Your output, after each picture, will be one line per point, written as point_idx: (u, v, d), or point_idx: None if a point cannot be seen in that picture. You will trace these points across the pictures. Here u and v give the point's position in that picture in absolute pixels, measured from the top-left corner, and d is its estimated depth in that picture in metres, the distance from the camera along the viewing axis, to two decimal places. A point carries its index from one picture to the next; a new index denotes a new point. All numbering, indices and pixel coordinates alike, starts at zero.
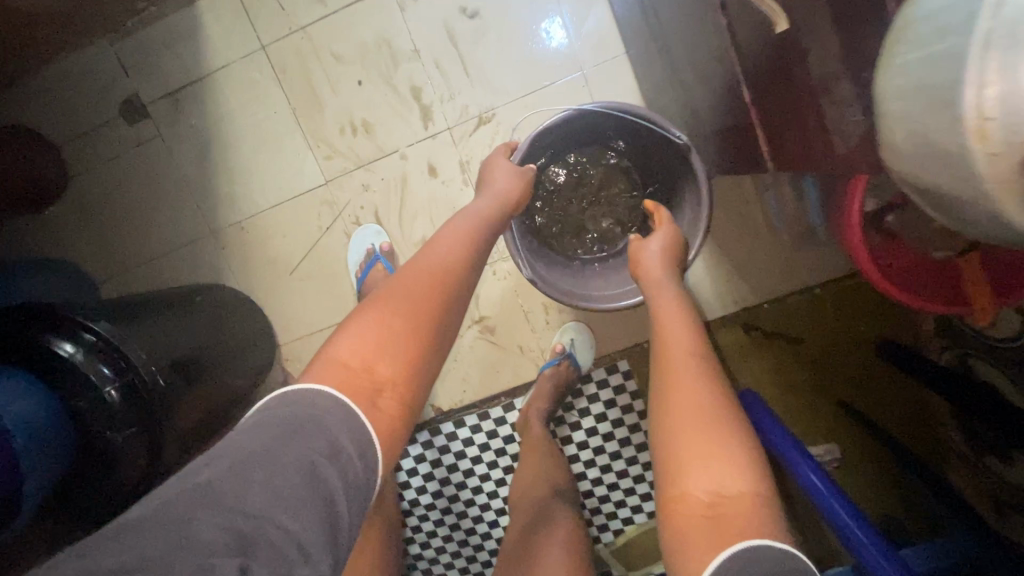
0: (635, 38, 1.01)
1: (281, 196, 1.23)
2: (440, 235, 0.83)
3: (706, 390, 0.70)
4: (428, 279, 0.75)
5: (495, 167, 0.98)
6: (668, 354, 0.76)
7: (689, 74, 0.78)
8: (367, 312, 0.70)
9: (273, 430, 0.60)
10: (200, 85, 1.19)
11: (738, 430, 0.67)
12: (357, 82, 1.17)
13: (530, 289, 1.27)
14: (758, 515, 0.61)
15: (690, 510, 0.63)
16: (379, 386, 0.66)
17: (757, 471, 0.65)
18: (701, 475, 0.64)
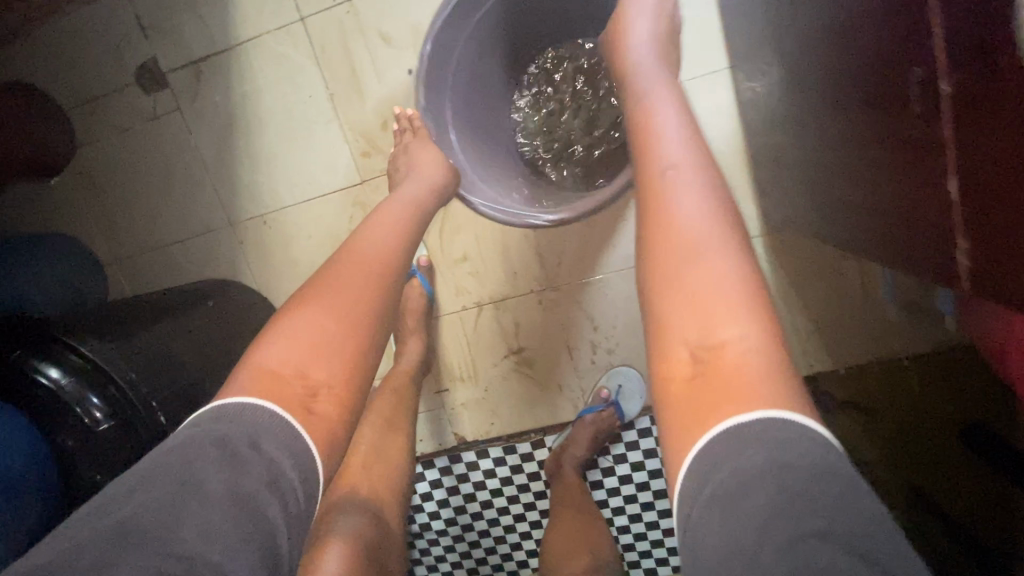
0: (752, 55, 0.82)
1: (311, 191, 1.08)
2: (376, 217, 0.69)
3: (695, 207, 0.52)
4: (368, 273, 0.60)
5: (428, 153, 0.86)
6: (648, 170, 0.56)
7: (845, 126, 0.61)
8: (295, 316, 0.55)
9: (207, 450, 0.46)
10: (226, 57, 1.03)
11: (736, 255, 0.49)
12: (406, 70, 1.00)
13: (578, 321, 1.12)
14: (770, 375, 0.43)
15: (675, 376, 0.47)
16: (315, 392, 0.52)
17: (761, 307, 0.47)
18: (683, 323, 0.47)
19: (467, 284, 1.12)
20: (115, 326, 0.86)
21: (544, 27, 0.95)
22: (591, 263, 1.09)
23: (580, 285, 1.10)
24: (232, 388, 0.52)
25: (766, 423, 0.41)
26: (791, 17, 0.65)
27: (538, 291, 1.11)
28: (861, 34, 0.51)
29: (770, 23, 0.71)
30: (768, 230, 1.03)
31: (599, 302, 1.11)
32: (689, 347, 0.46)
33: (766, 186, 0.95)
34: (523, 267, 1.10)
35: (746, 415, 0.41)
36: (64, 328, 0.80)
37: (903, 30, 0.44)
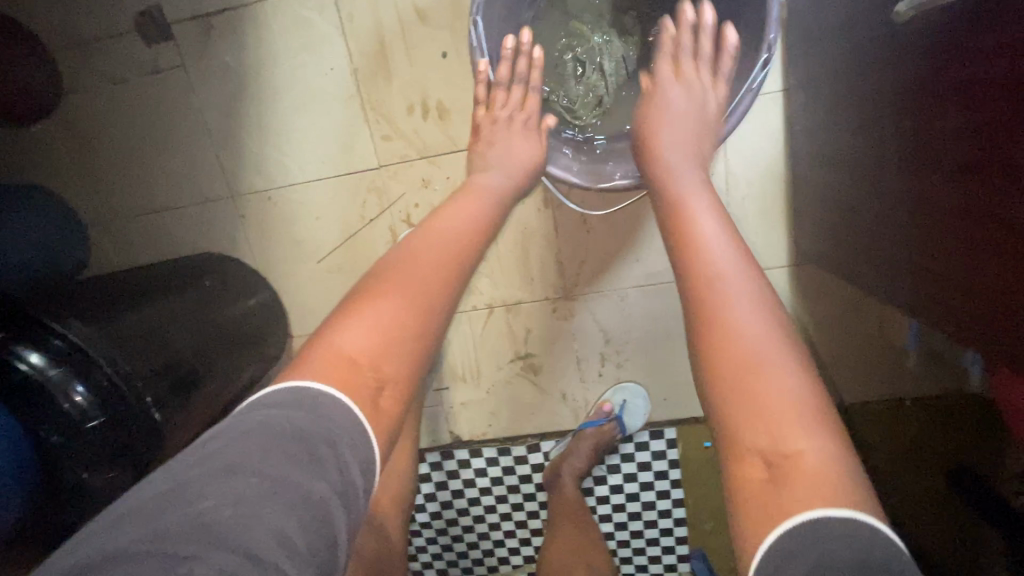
0: (813, 84, 0.78)
1: (322, 171, 1.01)
2: (460, 200, 0.67)
3: (753, 309, 0.51)
4: (439, 268, 0.58)
5: (515, 138, 0.75)
6: (698, 271, 0.54)
7: (923, 190, 0.58)
8: (367, 306, 0.54)
9: (286, 444, 0.44)
10: (242, 14, 0.93)
11: (797, 366, 0.48)
12: (440, 54, 0.92)
13: (589, 332, 1.09)
14: (842, 481, 0.42)
15: (748, 479, 0.45)
16: (382, 385, 0.51)
17: (824, 413, 0.46)
18: (750, 424, 0.46)
19: (479, 284, 1.08)
20: (97, 306, 0.79)
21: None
22: (610, 275, 1.05)
23: (597, 296, 1.07)
24: (305, 371, 0.49)
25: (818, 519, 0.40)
26: (876, 60, 0.61)
27: (553, 298, 1.08)
28: (979, 103, 0.47)
29: (850, 62, 0.67)
30: (796, 263, 0.97)
31: (613, 316, 1.08)
32: (762, 454, 0.45)
33: (802, 219, 0.91)
34: (540, 272, 1.06)
35: (811, 506, 0.41)
36: (41, 307, 0.72)
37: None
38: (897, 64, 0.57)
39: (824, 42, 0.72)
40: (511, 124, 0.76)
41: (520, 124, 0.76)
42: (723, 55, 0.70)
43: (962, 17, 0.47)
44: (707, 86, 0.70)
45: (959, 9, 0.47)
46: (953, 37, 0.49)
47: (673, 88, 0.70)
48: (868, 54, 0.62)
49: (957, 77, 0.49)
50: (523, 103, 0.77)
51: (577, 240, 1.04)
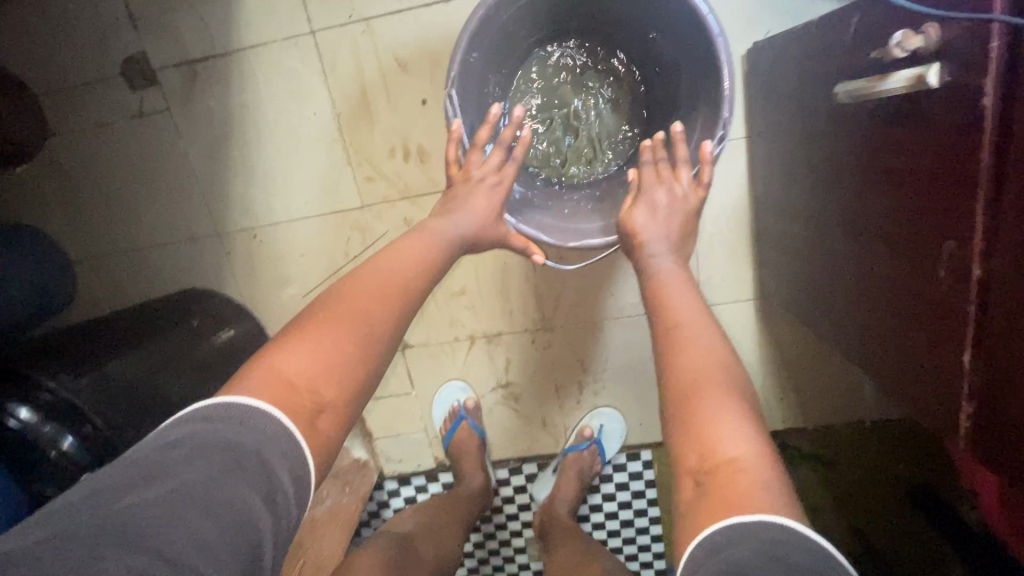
0: (772, 135, 0.83)
1: (307, 211, 1.04)
2: (428, 222, 0.66)
3: (707, 341, 0.54)
4: (388, 296, 0.58)
5: (476, 193, 0.67)
6: (666, 322, 0.57)
7: (865, 253, 0.62)
8: (309, 334, 0.53)
9: (211, 454, 0.43)
10: (226, 62, 0.96)
11: (738, 402, 0.49)
12: (420, 101, 0.95)
13: (567, 361, 1.14)
14: (763, 481, 0.43)
15: (684, 499, 0.47)
16: (321, 409, 0.50)
17: (767, 447, 0.46)
18: (686, 443, 0.48)
19: (461, 317, 1.12)
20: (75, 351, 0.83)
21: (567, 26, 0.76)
22: (585, 306, 1.09)
23: (575, 329, 1.11)
24: (238, 387, 0.49)
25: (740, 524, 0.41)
26: (824, 128, 0.66)
27: (531, 330, 1.12)
28: (912, 186, 0.52)
29: (803, 124, 0.71)
30: (760, 296, 1.02)
31: (590, 346, 1.12)
32: (694, 473, 0.46)
33: (765, 257, 0.96)
34: (519, 305, 1.10)
35: (734, 508, 0.42)
36: (25, 365, 0.77)
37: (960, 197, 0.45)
38: (841, 136, 0.62)
39: (782, 103, 0.77)
40: (479, 187, 0.68)
41: (486, 187, 0.67)
42: (703, 167, 0.66)
43: (893, 110, 0.52)
44: (686, 192, 0.67)
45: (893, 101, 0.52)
46: (888, 125, 0.53)
47: (655, 193, 0.67)
48: (818, 122, 0.67)
49: (892, 159, 0.54)
50: (498, 170, 0.69)
51: (553, 276, 1.08)
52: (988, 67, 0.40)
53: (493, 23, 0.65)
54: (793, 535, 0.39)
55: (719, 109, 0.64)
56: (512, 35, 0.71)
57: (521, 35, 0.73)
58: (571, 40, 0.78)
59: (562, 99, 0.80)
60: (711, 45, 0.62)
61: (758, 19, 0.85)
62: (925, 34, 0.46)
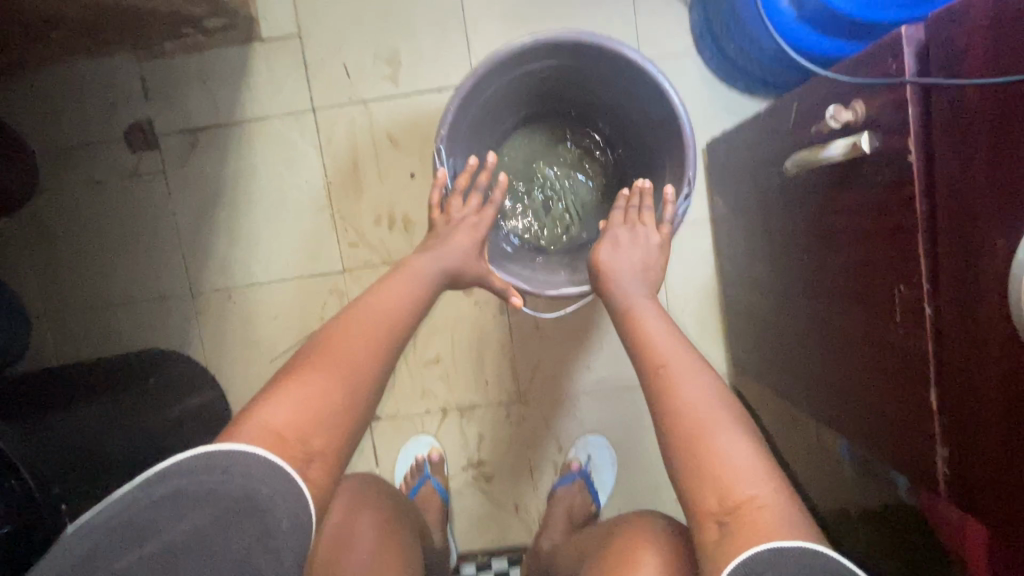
0: (734, 215, 0.90)
1: (287, 273, 1.05)
2: (412, 258, 0.66)
3: (699, 381, 0.55)
4: (365, 336, 0.57)
5: (457, 234, 0.66)
6: (650, 359, 0.57)
7: (826, 316, 0.66)
8: (294, 380, 0.52)
9: (207, 502, 0.47)
10: (228, 131, 1.01)
11: (743, 440, 0.51)
12: (408, 174, 1.02)
13: (543, 439, 1.09)
14: (778, 515, 0.47)
15: (710, 540, 0.49)
16: (311, 459, 0.50)
17: (776, 486, 0.49)
18: (702, 487, 0.50)
19: (434, 387, 1.09)
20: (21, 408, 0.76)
21: (547, 107, 0.84)
22: (561, 380, 1.08)
23: (550, 401, 1.09)
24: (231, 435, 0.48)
25: (784, 547, 0.45)
26: (779, 203, 0.73)
27: (506, 403, 1.09)
28: (863, 240, 0.56)
29: (760, 201, 0.79)
30: (733, 372, 1.03)
31: (566, 421, 1.09)
32: (715, 517, 0.49)
33: (734, 332, 0.99)
34: (495, 376, 1.08)
35: (761, 541, 0.45)
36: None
37: (908, 240, 0.49)
38: (794, 208, 0.69)
39: (739, 185, 0.85)
40: (460, 227, 0.67)
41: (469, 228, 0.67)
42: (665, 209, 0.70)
43: (835, 176, 0.58)
44: (651, 232, 0.70)
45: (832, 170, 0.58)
46: (832, 192, 0.59)
47: (620, 234, 0.70)
48: (773, 197, 0.74)
49: (841, 221, 0.59)
50: (478, 213, 0.68)
51: (529, 345, 1.08)
52: (908, 129, 0.47)
53: (483, 90, 0.72)
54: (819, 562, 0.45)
55: (683, 169, 0.70)
56: (496, 113, 0.79)
57: (505, 112, 0.80)
58: (545, 118, 0.86)
59: (539, 173, 0.87)
60: (676, 123, 0.69)
61: (714, 118, 0.97)
62: (853, 110, 0.53)
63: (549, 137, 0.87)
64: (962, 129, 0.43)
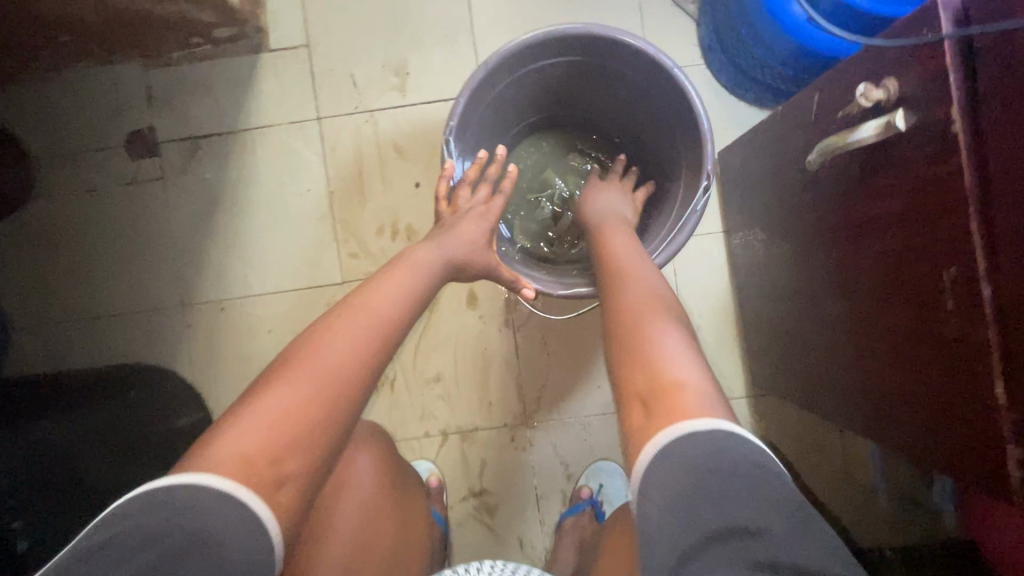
0: (750, 224, 0.87)
1: (284, 285, 1.01)
2: (418, 248, 0.63)
3: (650, 289, 0.56)
4: (361, 332, 0.52)
5: (464, 222, 0.66)
6: (613, 273, 0.60)
7: (863, 315, 0.61)
8: (270, 392, 0.47)
9: (148, 544, 0.40)
10: (230, 139, 1.00)
11: (681, 330, 0.52)
12: (414, 184, 0.99)
13: (551, 466, 1.02)
14: (702, 396, 0.45)
15: (633, 423, 0.46)
16: (281, 483, 0.44)
17: (711, 377, 0.48)
18: (632, 368, 0.49)
19: (434, 408, 1.02)
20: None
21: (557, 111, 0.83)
22: (569, 401, 1.02)
23: (557, 423, 1.02)
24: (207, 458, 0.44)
25: (704, 424, 0.42)
26: (801, 202, 0.70)
27: (511, 426, 1.02)
28: (906, 227, 0.52)
29: (779, 204, 0.76)
30: (753, 392, 0.97)
31: (575, 446, 1.02)
32: (640, 397, 0.47)
33: (752, 347, 0.94)
34: (499, 396, 1.02)
35: (682, 417, 0.43)
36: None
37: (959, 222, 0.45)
38: (819, 205, 0.66)
39: (755, 190, 0.82)
40: (469, 215, 0.66)
41: (477, 215, 0.66)
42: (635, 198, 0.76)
43: (866, 162, 0.55)
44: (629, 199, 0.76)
45: (861, 155, 0.56)
46: (863, 180, 0.56)
47: (596, 196, 0.75)
48: (795, 198, 0.71)
49: (877, 210, 0.55)
50: (486, 203, 0.68)
51: (535, 363, 1.02)
52: (952, 98, 0.44)
53: (493, 86, 0.70)
54: (748, 454, 0.42)
55: (702, 164, 0.67)
56: (505, 114, 0.77)
57: (515, 114, 0.79)
58: (554, 122, 0.85)
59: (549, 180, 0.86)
60: (693, 117, 0.67)
61: (724, 129, 0.96)
62: (885, 87, 0.51)
63: (557, 145, 0.87)
64: (1018, 89, 0.40)
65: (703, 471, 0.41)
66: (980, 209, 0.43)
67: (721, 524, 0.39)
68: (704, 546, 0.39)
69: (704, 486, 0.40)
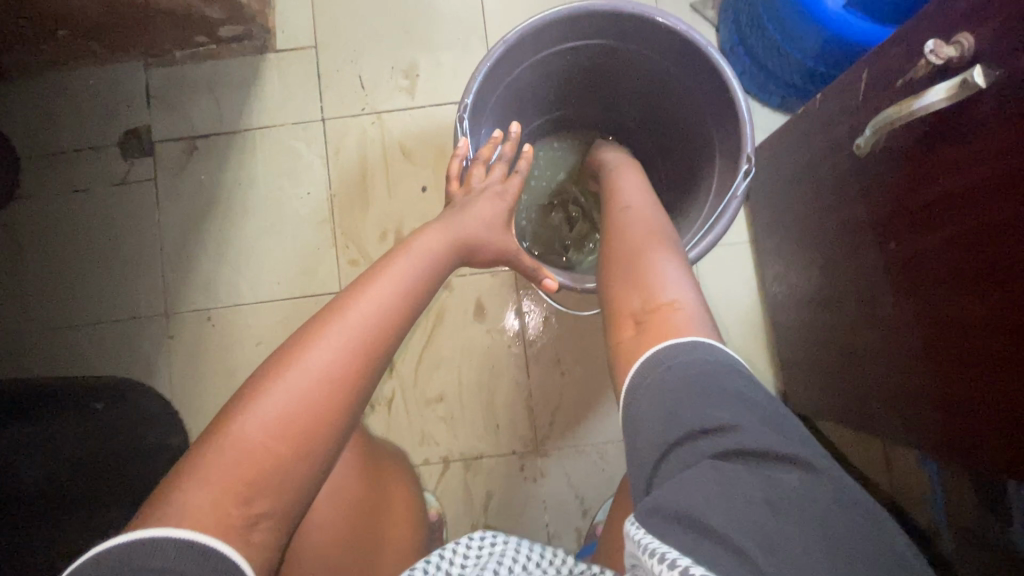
0: (783, 231, 0.81)
1: (276, 294, 0.93)
2: (425, 231, 0.56)
3: (652, 220, 0.57)
4: (346, 338, 0.45)
5: (479, 201, 0.61)
6: (618, 207, 0.60)
7: (934, 313, 0.53)
8: (231, 430, 0.41)
9: None
10: (229, 140, 0.95)
11: (678, 256, 0.53)
12: (421, 187, 0.94)
13: (564, 502, 0.90)
14: (690, 318, 0.47)
15: (624, 337, 0.49)
16: (255, 523, 0.39)
17: (701, 301, 0.49)
18: (629, 290, 0.51)
19: (435, 432, 0.92)
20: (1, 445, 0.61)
21: (575, 104, 0.79)
22: (585, 427, 0.92)
23: (571, 451, 0.92)
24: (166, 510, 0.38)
25: (693, 344, 0.44)
26: (846, 195, 0.64)
27: (521, 453, 0.92)
28: (993, 204, 0.45)
29: (819, 202, 0.70)
30: None
31: (591, 478, 0.91)
32: (633, 316, 0.49)
33: (788, 366, 0.86)
34: (507, 420, 0.92)
35: (674, 337, 0.45)
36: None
37: None
38: (871, 194, 0.59)
39: (790, 191, 0.77)
40: (484, 194, 0.62)
41: (492, 194, 0.62)
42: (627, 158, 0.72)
43: (935, 134, 0.49)
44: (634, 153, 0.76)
45: (923, 126, 0.50)
46: (931, 155, 0.50)
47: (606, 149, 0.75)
48: (839, 191, 0.65)
49: (952, 187, 0.48)
50: (502, 181, 0.64)
51: (547, 382, 0.93)
52: None
53: (510, 66, 0.65)
54: (735, 369, 0.43)
55: (740, 149, 0.61)
56: (521, 103, 0.73)
57: (531, 106, 0.75)
58: (571, 116, 0.81)
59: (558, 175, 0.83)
60: (729, 96, 0.61)
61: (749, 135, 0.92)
62: (957, 44, 0.45)
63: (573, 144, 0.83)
64: None
65: (683, 379, 0.42)
66: (1000, 194, 0.44)
67: (699, 423, 0.39)
68: (681, 446, 0.39)
69: (683, 391, 0.41)
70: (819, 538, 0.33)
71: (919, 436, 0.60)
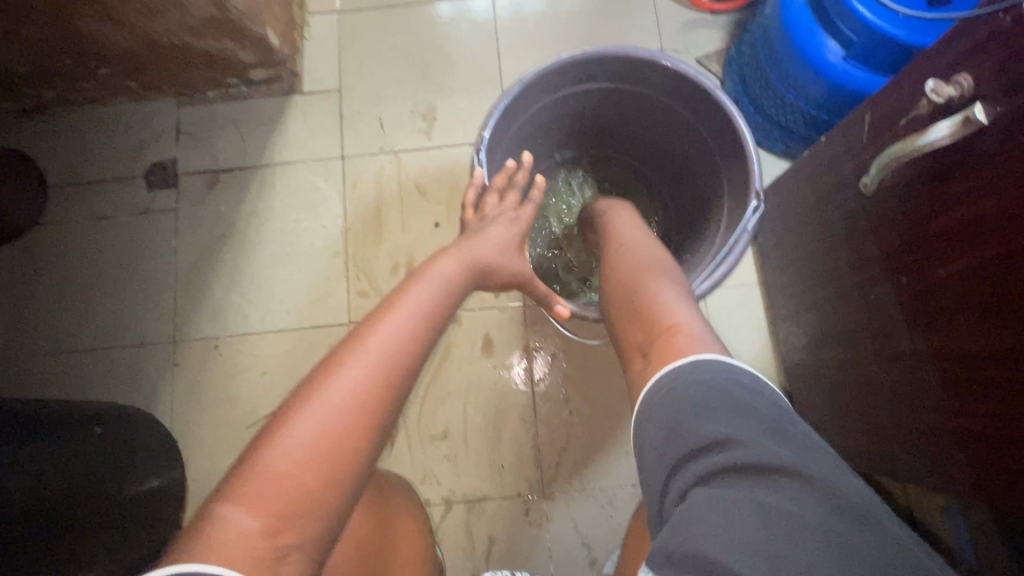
0: (791, 270, 0.82)
1: (286, 323, 0.93)
2: (437, 257, 0.57)
3: (648, 252, 0.58)
4: (367, 364, 0.44)
5: (492, 228, 0.62)
6: (618, 243, 0.62)
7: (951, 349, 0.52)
8: (255, 460, 0.39)
9: None
10: (251, 173, 0.99)
11: (678, 285, 0.53)
12: (433, 223, 0.96)
13: (571, 549, 0.86)
14: (689, 335, 0.46)
15: (635, 369, 0.49)
16: (286, 553, 0.37)
17: (701, 321, 0.48)
18: (636, 321, 0.51)
19: (438, 470, 0.89)
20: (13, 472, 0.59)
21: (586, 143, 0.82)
22: (593, 468, 0.89)
23: (579, 494, 0.88)
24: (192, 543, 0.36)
25: (698, 359, 0.43)
26: (855, 232, 0.65)
27: (526, 496, 0.88)
28: (1002, 237, 0.45)
29: (827, 240, 0.71)
30: None
31: (600, 524, 0.87)
32: (641, 348, 0.49)
33: (801, 408, 0.84)
34: (512, 459, 0.89)
35: (676, 357, 0.44)
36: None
37: None
38: (879, 230, 0.60)
39: (797, 230, 0.78)
40: (496, 222, 0.63)
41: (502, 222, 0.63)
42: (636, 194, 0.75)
43: (942, 169, 0.50)
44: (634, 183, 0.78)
45: (928, 161, 0.51)
46: (941, 190, 0.51)
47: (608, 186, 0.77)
48: (846, 229, 0.66)
49: (963, 221, 0.49)
50: (515, 208, 0.66)
51: (553, 420, 0.91)
52: None
53: (527, 105, 0.68)
54: (757, 389, 0.41)
55: (749, 183, 0.62)
56: (535, 141, 0.75)
57: (543, 143, 0.78)
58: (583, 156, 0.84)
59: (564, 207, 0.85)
60: (736, 134, 0.63)
61: None
62: (957, 84, 0.47)
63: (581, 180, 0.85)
64: None
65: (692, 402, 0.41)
66: (1003, 226, 0.45)
67: (706, 442, 0.38)
68: (693, 472, 0.38)
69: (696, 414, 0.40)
70: (833, 558, 0.31)
71: (954, 484, 0.56)
